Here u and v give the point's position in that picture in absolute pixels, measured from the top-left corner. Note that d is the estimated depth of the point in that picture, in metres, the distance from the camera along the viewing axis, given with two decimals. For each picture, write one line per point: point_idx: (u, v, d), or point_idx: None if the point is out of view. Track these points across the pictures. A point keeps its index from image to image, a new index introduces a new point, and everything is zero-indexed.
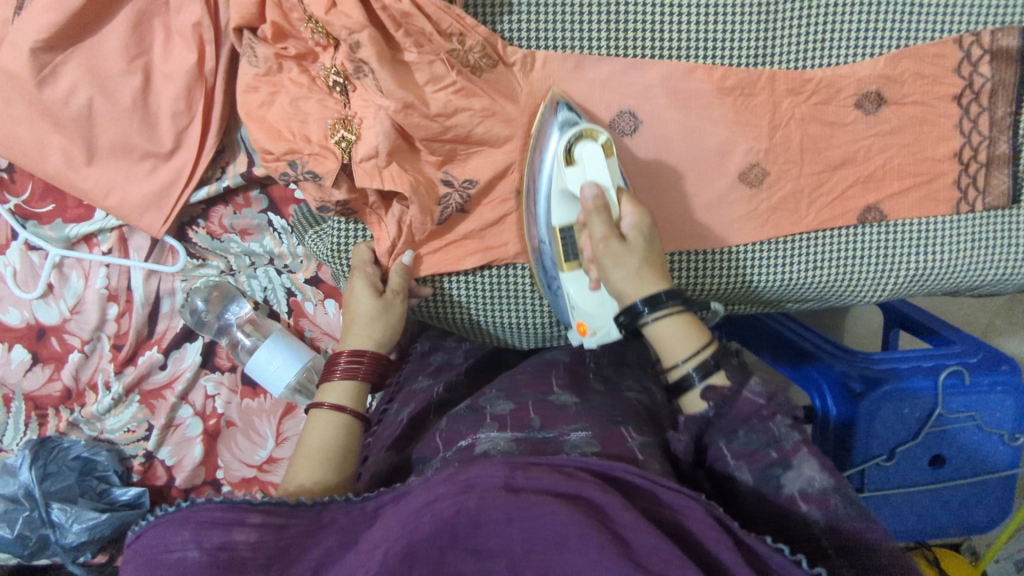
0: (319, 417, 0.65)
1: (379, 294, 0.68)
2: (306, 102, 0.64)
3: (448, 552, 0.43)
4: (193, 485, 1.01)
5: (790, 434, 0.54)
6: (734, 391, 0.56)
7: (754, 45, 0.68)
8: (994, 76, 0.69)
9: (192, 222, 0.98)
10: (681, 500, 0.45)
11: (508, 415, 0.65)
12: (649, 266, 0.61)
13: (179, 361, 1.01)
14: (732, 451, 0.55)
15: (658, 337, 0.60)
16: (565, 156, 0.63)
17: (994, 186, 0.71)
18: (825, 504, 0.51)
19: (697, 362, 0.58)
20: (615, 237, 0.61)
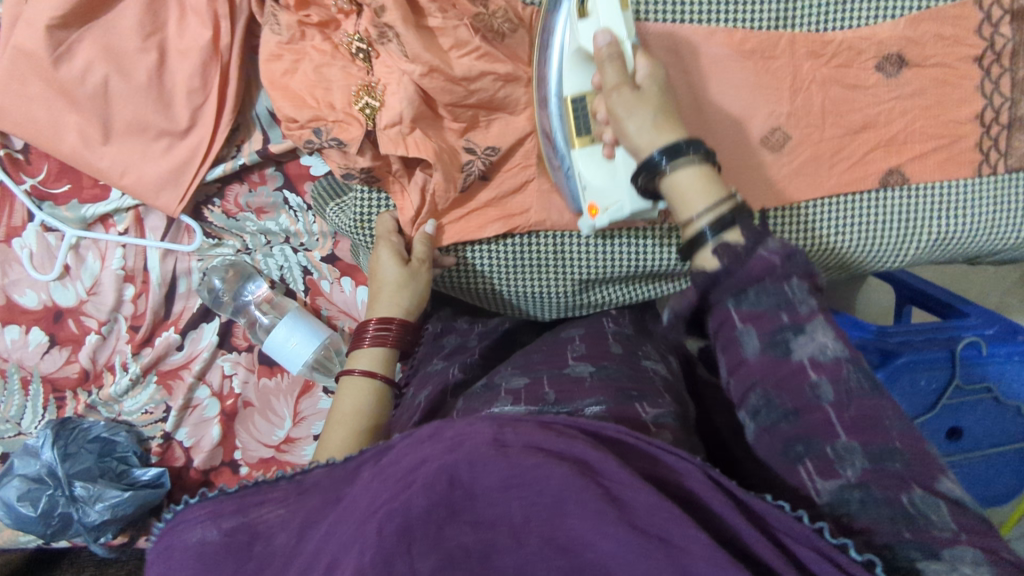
0: (352, 382, 0.67)
1: (404, 263, 0.68)
2: (329, 70, 0.65)
3: (444, 527, 0.39)
4: (210, 466, 1.02)
5: (807, 299, 0.52)
6: (748, 250, 0.54)
7: (775, 8, 0.68)
8: (1015, 36, 0.69)
9: (207, 202, 0.97)
10: (682, 462, 0.43)
11: (522, 389, 0.65)
12: (663, 114, 0.59)
13: (196, 341, 1.01)
14: (741, 314, 0.54)
15: (675, 188, 0.58)
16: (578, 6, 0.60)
17: (1015, 148, 0.71)
18: (837, 371, 0.50)
19: (714, 217, 0.56)
20: (630, 88, 0.59)
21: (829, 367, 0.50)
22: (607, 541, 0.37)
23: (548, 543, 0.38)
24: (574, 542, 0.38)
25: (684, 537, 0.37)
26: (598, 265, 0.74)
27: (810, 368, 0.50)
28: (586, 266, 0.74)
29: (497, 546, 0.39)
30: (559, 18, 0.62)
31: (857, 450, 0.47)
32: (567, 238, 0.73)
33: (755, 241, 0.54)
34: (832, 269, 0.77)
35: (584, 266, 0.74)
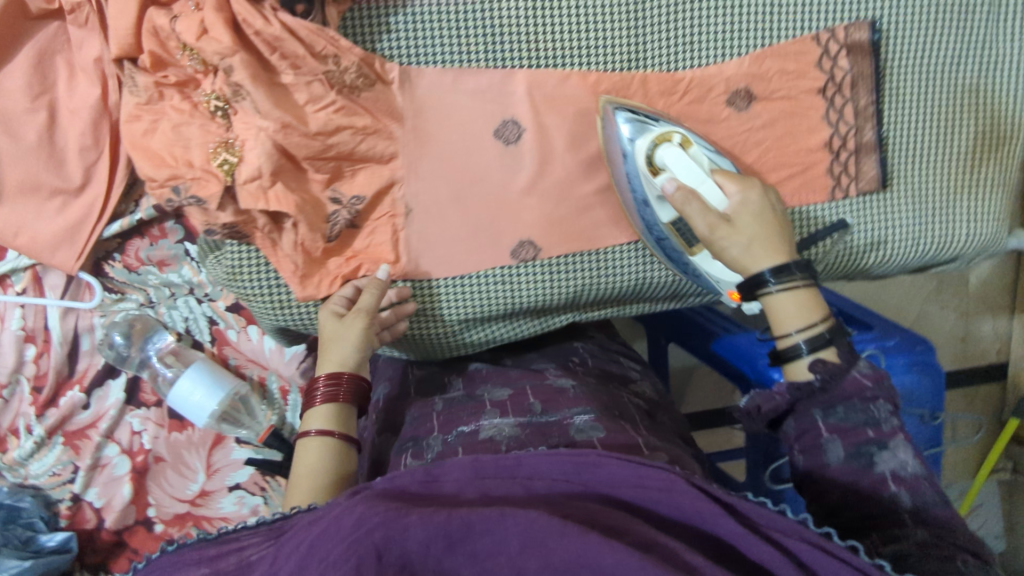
0: (306, 444, 0.68)
1: (341, 317, 0.70)
2: (188, 128, 0.65)
3: (443, 559, 0.43)
4: (123, 526, 0.99)
5: (890, 416, 0.58)
6: (845, 367, 0.60)
7: (624, 49, 0.70)
8: (853, 68, 0.72)
9: (108, 257, 0.97)
10: (664, 475, 0.48)
11: (508, 400, 0.75)
12: (770, 214, 0.65)
13: (102, 400, 1.00)
14: (828, 425, 0.59)
15: (773, 304, 0.63)
16: (650, 166, 0.68)
17: (865, 172, 0.74)
18: (917, 486, 0.56)
19: (813, 335, 0.61)
20: (718, 216, 0.64)
21: (910, 483, 0.56)
22: (608, 556, 0.40)
23: (546, 566, 0.41)
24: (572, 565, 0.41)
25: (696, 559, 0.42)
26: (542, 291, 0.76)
27: (864, 381, 0.59)
28: (527, 293, 0.75)
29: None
30: (630, 161, 0.70)
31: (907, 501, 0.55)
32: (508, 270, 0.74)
33: (846, 362, 0.60)
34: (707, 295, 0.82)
35: (534, 293, 0.75)
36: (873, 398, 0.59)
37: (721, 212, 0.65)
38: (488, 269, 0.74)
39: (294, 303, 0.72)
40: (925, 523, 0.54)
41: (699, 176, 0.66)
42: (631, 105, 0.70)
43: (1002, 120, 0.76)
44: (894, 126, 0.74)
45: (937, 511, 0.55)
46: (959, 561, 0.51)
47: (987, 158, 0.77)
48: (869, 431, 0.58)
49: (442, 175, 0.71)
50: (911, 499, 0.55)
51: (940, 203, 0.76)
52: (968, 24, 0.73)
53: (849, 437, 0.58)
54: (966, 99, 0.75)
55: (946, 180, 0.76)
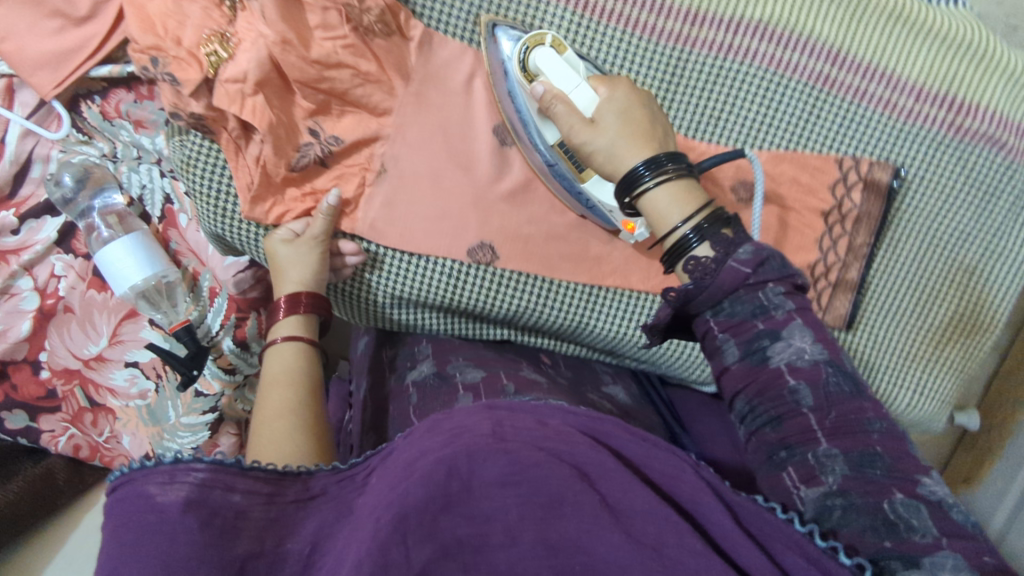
0: (277, 350, 0.66)
1: (292, 241, 0.66)
2: (190, 5, 0.62)
3: (439, 518, 0.40)
4: (9, 360, 0.89)
5: (782, 302, 0.48)
6: (718, 261, 0.48)
7: (652, 99, 0.68)
8: (862, 205, 0.70)
9: (87, 96, 0.90)
10: (674, 463, 0.44)
11: (480, 382, 0.68)
12: (638, 111, 0.58)
13: (33, 232, 0.90)
14: (720, 323, 0.49)
15: (653, 203, 0.53)
16: (524, 71, 0.62)
17: (836, 307, 0.72)
18: (817, 376, 0.47)
19: (692, 222, 0.50)
20: (583, 118, 0.57)
21: (806, 374, 0.47)
22: (604, 546, 0.39)
23: (542, 541, 0.39)
24: (567, 544, 0.39)
25: (681, 550, 0.39)
26: (501, 304, 0.74)
27: (742, 269, 0.48)
28: (485, 300, 0.73)
29: (490, 543, 0.40)
30: (511, 78, 0.64)
31: (837, 454, 0.45)
32: (472, 271, 0.72)
33: (724, 253, 0.49)
34: (641, 361, 0.82)
35: (490, 302, 0.74)
36: (757, 284, 0.48)
37: (590, 117, 0.58)
38: (440, 257, 0.71)
39: (237, 217, 0.69)
40: (854, 465, 0.44)
41: (573, 81, 0.60)
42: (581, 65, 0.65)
43: (981, 312, 0.75)
44: (879, 274, 0.72)
45: (875, 440, 0.45)
46: (885, 503, 0.42)
47: (953, 342, 0.75)
48: (756, 322, 0.48)
49: (428, 148, 0.68)
50: (811, 391, 0.47)
51: (894, 365, 0.74)
52: (983, 209, 0.73)
53: (740, 333, 0.48)
54: (957, 277, 0.74)
55: (908, 346, 0.74)
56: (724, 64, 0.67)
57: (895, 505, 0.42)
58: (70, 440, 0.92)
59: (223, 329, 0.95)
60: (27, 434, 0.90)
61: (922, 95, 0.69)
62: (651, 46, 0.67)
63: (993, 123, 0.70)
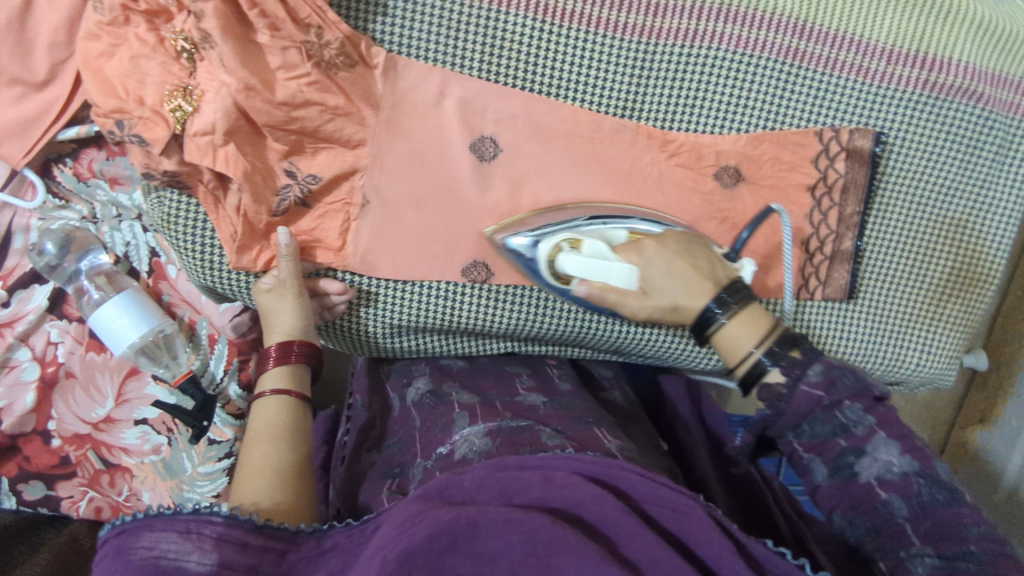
0: (262, 404, 0.65)
1: (268, 288, 0.66)
2: (146, 62, 0.60)
3: (445, 556, 0.43)
4: (19, 432, 0.88)
5: (861, 418, 0.50)
6: (790, 387, 0.53)
7: (624, 95, 0.67)
8: (848, 173, 0.69)
9: (58, 160, 0.90)
10: (683, 499, 0.46)
11: (477, 404, 0.67)
12: (680, 260, 0.60)
13: (24, 302, 0.89)
14: (802, 443, 0.53)
15: (723, 339, 0.57)
16: (558, 276, 0.66)
17: (834, 279, 0.72)
18: (908, 487, 0.48)
19: (767, 348, 0.55)
20: (635, 294, 0.60)
21: (910, 494, 0.48)
22: None
23: None
24: None
25: None
26: (497, 320, 0.73)
27: (817, 390, 0.52)
28: (480, 318, 0.73)
29: None
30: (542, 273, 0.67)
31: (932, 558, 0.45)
32: (464, 290, 0.71)
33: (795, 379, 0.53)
34: (649, 357, 0.81)
35: (486, 319, 0.73)
36: (834, 402, 0.51)
37: (636, 289, 0.60)
38: (433, 281, 0.70)
39: (224, 268, 0.68)
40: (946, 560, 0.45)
41: (605, 267, 0.61)
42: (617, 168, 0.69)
43: (978, 264, 0.75)
44: (874, 240, 0.72)
45: (971, 540, 0.45)
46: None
47: (956, 297, 0.75)
48: (840, 440, 0.51)
49: (408, 175, 0.67)
50: (905, 503, 0.47)
51: (900, 329, 0.74)
52: (969, 162, 0.72)
53: (826, 452, 0.51)
54: (951, 233, 0.73)
55: (911, 308, 0.74)
56: (691, 50, 0.66)
57: None
58: (90, 503, 0.92)
59: (227, 375, 0.95)
60: (47, 503, 0.91)
61: (895, 57, 0.68)
62: (615, 41, 0.66)
63: (967, 74, 0.69)
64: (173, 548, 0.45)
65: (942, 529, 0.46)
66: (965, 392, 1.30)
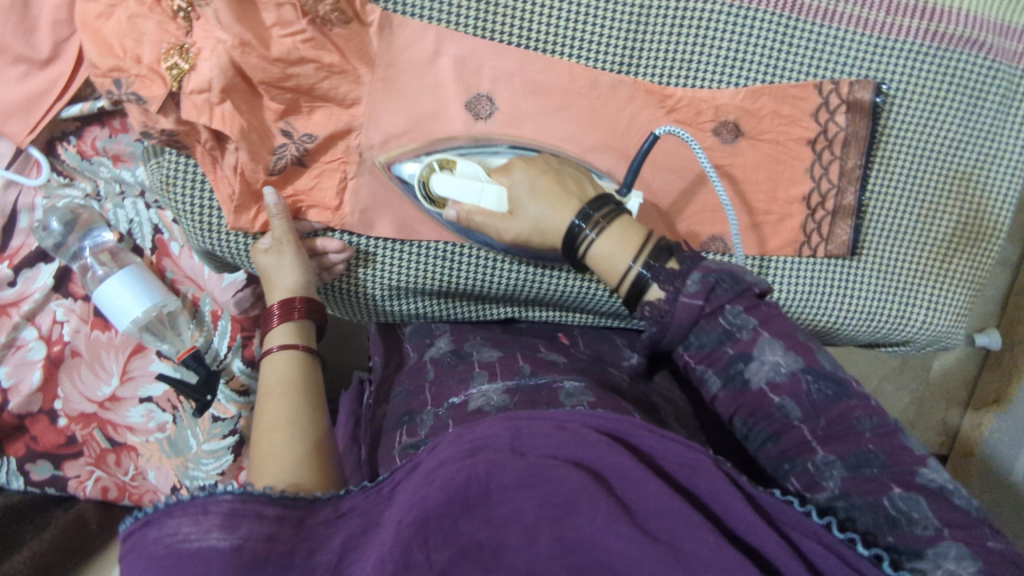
0: (272, 360, 0.65)
1: (263, 251, 0.67)
2: (144, 21, 0.61)
3: (459, 521, 0.41)
4: (26, 412, 0.89)
5: (744, 321, 0.50)
6: (670, 301, 0.52)
7: (620, 50, 0.67)
8: (849, 126, 0.68)
9: (62, 138, 0.89)
10: (692, 454, 0.43)
11: (496, 363, 0.68)
12: (546, 179, 0.61)
13: (29, 282, 0.89)
14: (693, 356, 0.52)
15: (597, 259, 0.57)
16: (435, 201, 0.65)
17: (837, 235, 0.71)
18: (797, 387, 0.48)
19: (643, 261, 0.54)
20: (503, 217, 0.61)
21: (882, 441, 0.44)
22: (618, 540, 0.39)
23: (559, 540, 0.41)
24: (582, 540, 0.40)
25: (697, 540, 0.39)
26: (496, 280, 0.73)
27: (694, 297, 0.51)
28: (479, 279, 0.73)
29: (509, 543, 0.41)
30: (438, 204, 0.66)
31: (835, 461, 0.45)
32: (461, 250, 0.71)
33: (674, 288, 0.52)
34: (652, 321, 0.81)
35: (486, 280, 0.73)
36: (715, 310, 0.51)
37: (506, 211, 0.61)
38: (430, 241, 0.70)
39: (223, 230, 0.68)
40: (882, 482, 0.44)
41: (477, 192, 0.61)
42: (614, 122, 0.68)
43: (984, 217, 0.74)
44: (876, 196, 0.71)
45: (869, 438, 0.46)
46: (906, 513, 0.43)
47: (963, 252, 0.74)
48: (726, 349, 0.50)
49: (405, 134, 0.67)
50: (797, 405, 0.47)
51: (905, 285, 0.73)
52: (973, 114, 0.71)
53: (714, 361, 0.51)
54: (955, 187, 0.72)
55: (916, 263, 0.73)
56: (687, 4, 0.66)
57: (896, 500, 0.43)
58: (97, 483, 0.92)
59: (231, 351, 0.94)
60: (54, 484, 0.91)
61: (893, 7, 0.67)
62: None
63: (968, 24, 0.69)
64: (189, 528, 0.42)
65: (837, 428, 0.46)
66: (979, 371, 1.29)
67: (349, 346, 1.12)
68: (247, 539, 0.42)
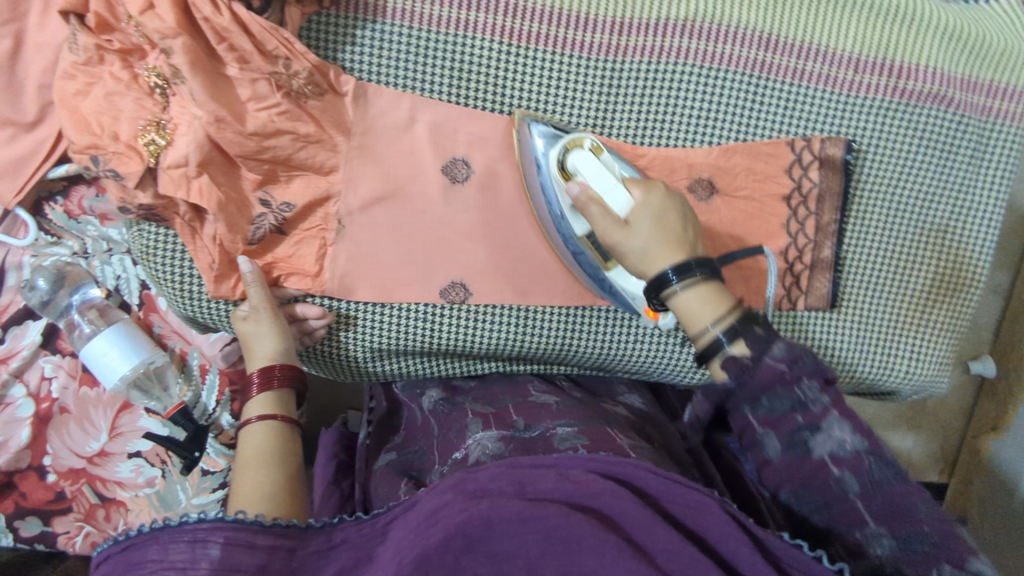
0: (248, 433, 0.64)
1: (241, 319, 0.67)
2: (121, 99, 0.61)
3: (461, 558, 0.41)
4: (14, 468, 0.87)
5: (818, 397, 0.48)
6: (755, 359, 0.50)
7: (593, 113, 0.68)
8: (822, 182, 0.69)
9: (50, 198, 0.91)
10: (698, 497, 0.43)
11: (491, 414, 0.67)
12: (672, 214, 0.59)
13: (17, 338, 0.89)
14: (758, 418, 0.50)
15: (683, 305, 0.55)
16: (561, 171, 0.64)
17: (816, 288, 0.71)
18: (859, 463, 0.46)
19: (724, 325, 0.52)
20: (617, 220, 0.59)
21: (850, 462, 0.47)
22: None
23: None
24: None
25: None
26: (478, 341, 0.73)
27: (782, 364, 0.49)
28: (461, 339, 0.72)
29: None
30: (541, 172, 0.66)
31: (885, 538, 0.44)
32: (442, 312, 0.71)
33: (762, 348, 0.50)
34: (637, 376, 0.81)
35: (468, 340, 0.72)
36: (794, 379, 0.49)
37: (624, 217, 0.59)
38: (411, 303, 0.70)
39: (203, 298, 0.69)
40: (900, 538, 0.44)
41: (607, 184, 0.61)
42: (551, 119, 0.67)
43: (961, 267, 0.74)
44: (853, 249, 0.71)
45: (924, 520, 0.44)
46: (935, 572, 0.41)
47: (943, 301, 0.74)
48: (798, 416, 0.48)
49: (383, 199, 0.68)
50: (857, 481, 0.46)
51: (885, 337, 0.73)
52: (945, 167, 0.72)
53: (783, 427, 0.49)
54: (932, 238, 0.73)
55: (897, 314, 0.73)
56: (657, 67, 0.67)
57: None
58: (86, 538, 0.89)
59: (219, 406, 0.94)
60: (44, 540, 0.89)
61: (860, 65, 0.68)
62: (580, 61, 0.67)
63: (937, 79, 0.70)
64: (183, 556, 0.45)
65: (890, 508, 0.45)
66: (974, 403, 1.28)
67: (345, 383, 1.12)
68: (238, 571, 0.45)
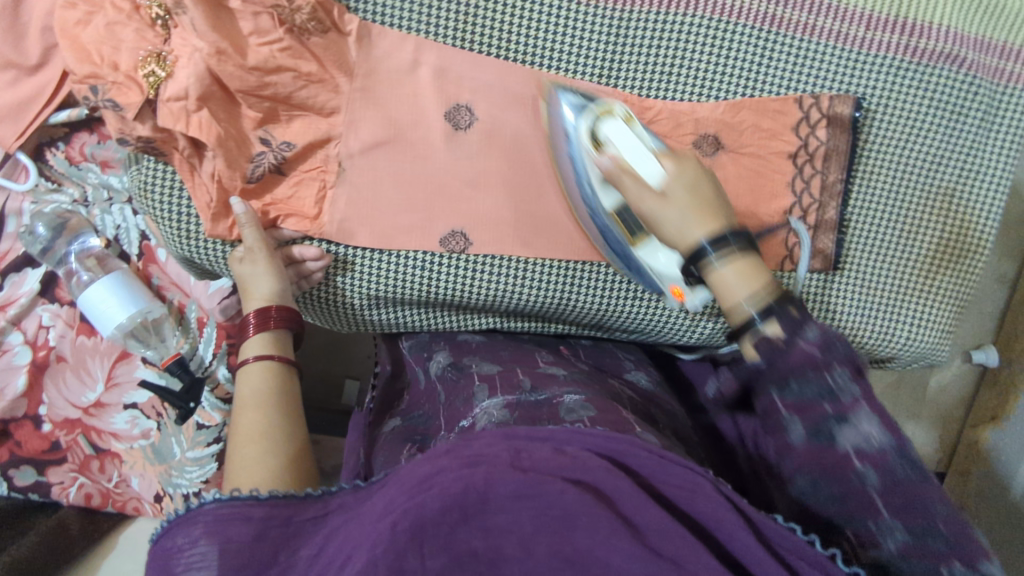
0: (246, 372, 0.64)
1: (238, 260, 0.66)
2: (122, 29, 0.61)
3: (456, 529, 0.40)
4: (10, 416, 0.87)
5: (848, 385, 0.48)
6: (788, 341, 0.50)
7: (599, 62, 0.67)
8: (829, 141, 0.68)
9: (50, 143, 0.89)
10: (693, 477, 0.42)
11: (496, 376, 0.67)
12: (706, 184, 0.57)
13: (16, 285, 0.88)
14: (785, 401, 0.50)
15: (720, 280, 0.55)
16: (594, 140, 0.62)
17: (820, 250, 0.70)
18: (883, 460, 0.46)
19: (759, 305, 0.52)
20: (652, 191, 0.57)
21: (874, 457, 0.46)
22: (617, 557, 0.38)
23: (556, 555, 0.39)
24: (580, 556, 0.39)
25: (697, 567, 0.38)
26: (476, 292, 0.72)
27: (814, 348, 0.49)
28: (459, 289, 0.72)
29: (504, 554, 0.40)
30: (581, 145, 0.64)
31: (898, 529, 0.45)
32: (440, 261, 0.70)
33: (794, 332, 0.50)
34: (636, 335, 0.80)
35: (467, 291, 0.72)
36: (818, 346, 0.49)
37: (658, 189, 0.57)
38: (410, 251, 0.70)
39: (200, 238, 0.68)
40: (916, 534, 0.44)
41: (640, 154, 0.59)
42: (577, 90, 0.67)
43: (969, 232, 0.73)
44: (858, 211, 0.71)
45: (940, 518, 0.44)
46: (945, 568, 0.42)
47: (947, 267, 0.73)
48: (824, 405, 0.48)
49: (384, 144, 0.67)
50: (878, 477, 0.46)
51: (889, 302, 0.72)
52: (955, 130, 0.71)
53: (807, 413, 0.49)
54: (939, 202, 0.72)
55: (900, 279, 0.72)
56: (665, 17, 0.66)
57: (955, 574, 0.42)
58: (80, 490, 0.89)
59: (216, 358, 0.91)
60: (38, 489, 0.88)
61: (872, 22, 0.67)
62: (589, 8, 0.66)
63: (950, 39, 0.69)
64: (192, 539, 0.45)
65: (909, 503, 0.45)
66: (976, 390, 1.27)
67: (344, 352, 1.12)
68: (232, 542, 0.45)
